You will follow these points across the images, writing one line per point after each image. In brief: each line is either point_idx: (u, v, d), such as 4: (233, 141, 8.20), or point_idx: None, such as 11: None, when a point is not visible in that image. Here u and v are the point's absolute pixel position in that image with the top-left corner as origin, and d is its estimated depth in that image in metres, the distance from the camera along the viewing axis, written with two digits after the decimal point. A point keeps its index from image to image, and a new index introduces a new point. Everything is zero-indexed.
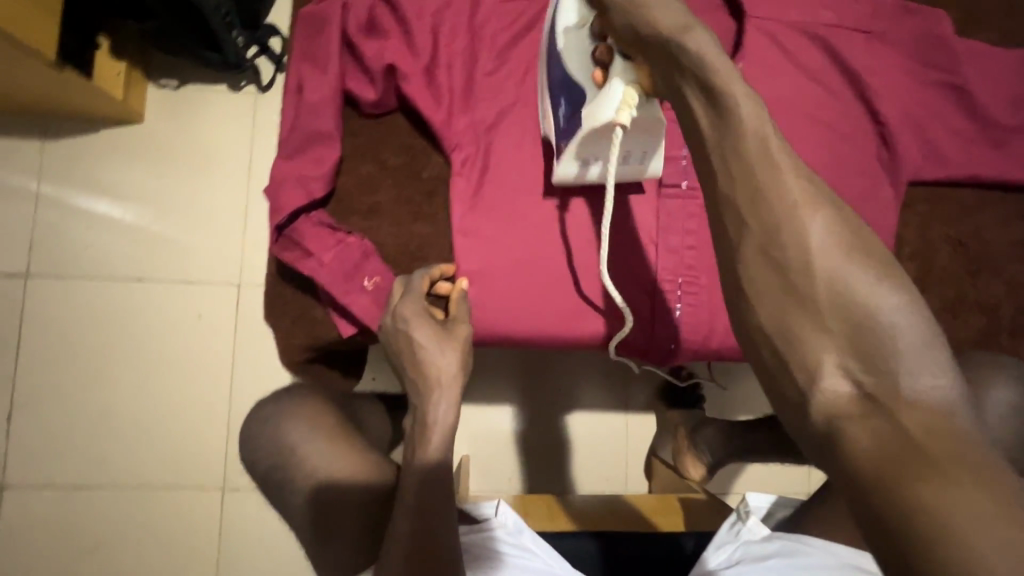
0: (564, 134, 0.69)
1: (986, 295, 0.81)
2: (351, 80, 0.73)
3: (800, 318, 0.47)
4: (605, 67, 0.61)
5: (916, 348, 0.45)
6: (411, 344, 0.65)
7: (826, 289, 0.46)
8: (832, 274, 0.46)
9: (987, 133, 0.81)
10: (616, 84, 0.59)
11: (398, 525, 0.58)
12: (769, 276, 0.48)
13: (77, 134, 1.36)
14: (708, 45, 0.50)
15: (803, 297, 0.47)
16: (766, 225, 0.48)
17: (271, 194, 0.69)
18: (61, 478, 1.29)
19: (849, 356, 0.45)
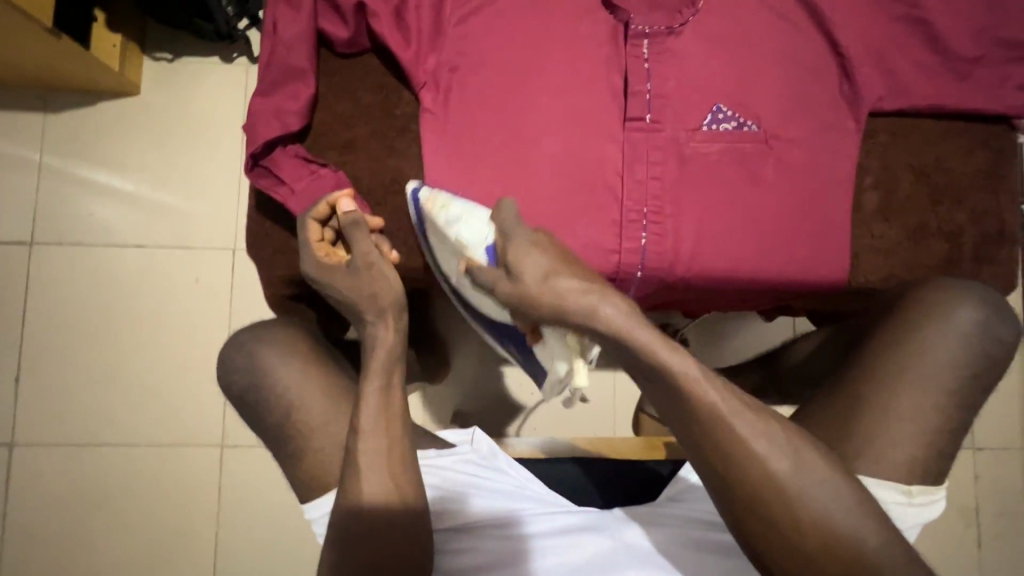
0: (517, 348, 0.82)
1: (949, 223, 0.82)
2: (325, 20, 0.76)
3: (789, 556, 0.57)
4: (533, 332, 0.69)
5: (890, 551, 0.56)
6: (332, 298, 0.70)
7: (809, 527, 0.56)
8: (815, 522, 0.56)
9: (949, 64, 0.82)
10: (552, 358, 0.68)
11: (354, 443, 0.64)
12: (748, 508, 0.58)
13: (77, 106, 1.41)
14: (613, 317, 0.59)
15: (798, 548, 0.56)
16: (753, 496, 0.57)
17: (248, 127, 0.72)
18: (68, 436, 1.35)
19: None
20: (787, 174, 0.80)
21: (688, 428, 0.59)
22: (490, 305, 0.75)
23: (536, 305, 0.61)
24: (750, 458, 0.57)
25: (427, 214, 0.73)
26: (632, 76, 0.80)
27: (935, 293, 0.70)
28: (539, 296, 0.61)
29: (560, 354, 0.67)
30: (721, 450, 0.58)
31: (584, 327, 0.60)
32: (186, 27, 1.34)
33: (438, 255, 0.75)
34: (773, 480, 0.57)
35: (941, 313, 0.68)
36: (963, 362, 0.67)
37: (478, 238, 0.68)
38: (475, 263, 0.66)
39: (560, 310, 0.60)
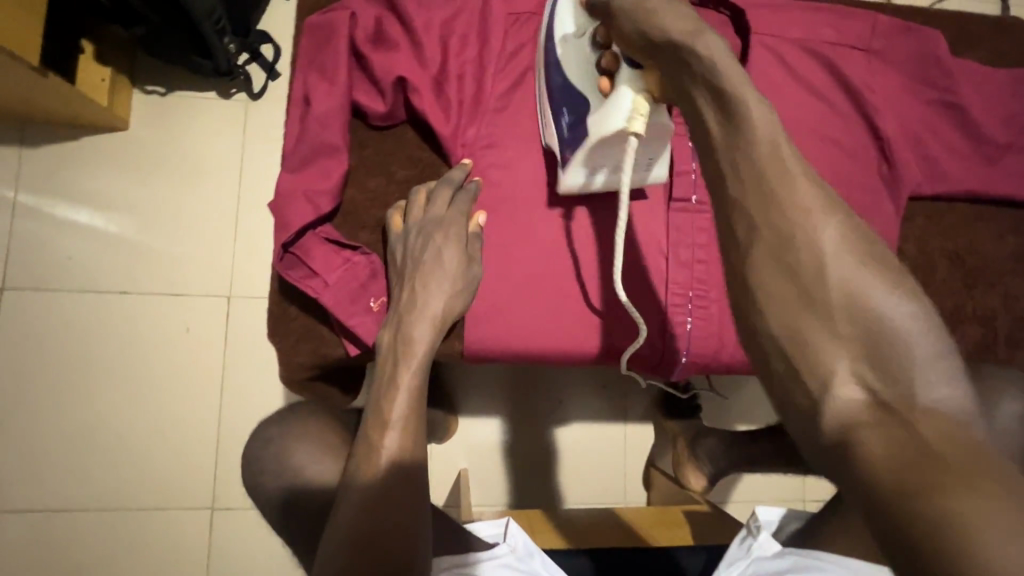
0: (568, 143, 0.68)
1: (983, 307, 0.83)
2: (360, 93, 0.73)
3: (807, 318, 0.46)
4: (611, 73, 0.60)
5: (932, 359, 0.44)
6: (399, 328, 0.64)
7: (846, 305, 0.45)
8: (844, 278, 0.46)
9: (981, 151, 0.83)
10: (624, 91, 0.58)
11: (378, 436, 0.57)
12: (787, 287, 0.47)
13: (58, 140, 1.31)
14: (717, 48, 0.49)
15: (813, 300, 0.46)
16: (782, 236, 0.47)
17: (277, 209, 0.67)
18: (39, 500, 1.23)
19: (862, 362, 0.44)
20: None
21: (729, 147, 0.49)
22: (581, 54, 0.64)
23: (648, 18, 0.52)
24: (798, 215, 0.48)
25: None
26: (678, 153, 0.78)
27: (978, 383, 0.72)
28: (659, 7, 0.52)
29: (631, 85, 0.57)
30: (767, 188, 0.48)
31: (674, 47, 0.50)
32: (184, 63, 1.27)
33: (563, 10, 0.67)
34: (846, 278, 0.46)
35: (989, 404, 0.69)
36: (1014, 458, 0.66)
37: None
38: None
39: (664, 25, 0.51)
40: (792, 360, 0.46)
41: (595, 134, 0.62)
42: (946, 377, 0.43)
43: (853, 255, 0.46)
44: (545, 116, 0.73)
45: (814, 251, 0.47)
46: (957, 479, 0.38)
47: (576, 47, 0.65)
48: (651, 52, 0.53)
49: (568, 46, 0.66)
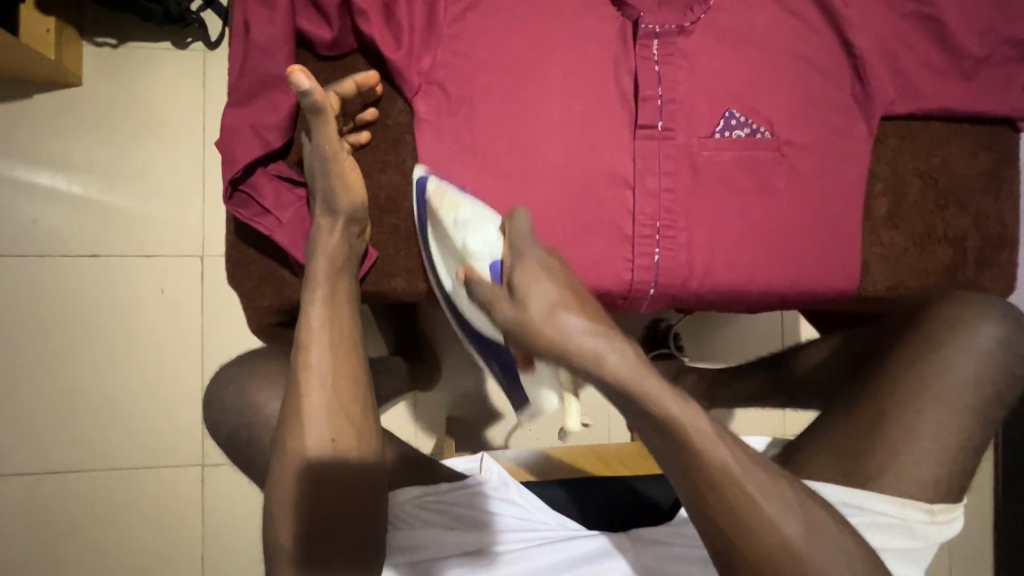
0: (510, 384, 0.72)
1: (954, 229, 0.82)
2: (306, 20, 0.69)
3: (726, 534, 0.56)
4: (525, 358, 0.61)
5: (809, 528, 0.56)
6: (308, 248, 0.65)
7: (737, 497, 0.55)
8: (732, 477, 0.55)
9: (958, 65, 0.80)
10: (548, 388, 0.60)
11: (299, 358, 0.60)
12: (697, 485, 0.56)
13: (8, 98, 1.25)
14: (617, 364, 0.53)
15: (716, 501, 0.55)
16: (686, 446, 0.55)
17: (224, 145, 0.65)
18: (30, 464, 1.25)
19: (759, 541, 0.55)
20: (800, 183, 0.78)
21: (671, 449, 0.56)
22: (480, 316, 0.66)
23: (539, 342, 0.54)
24: (744, 494, 0.55)
25: (434, 218, 0.68)
26: (643, 76, 0.75)
27: (957, 307, 0.70)
28: (541, 328, 0.54)
29: (552, 381, 0.59)
30: (690, 462, 0.55)
31: (587, 371, 0.54)
32: (132, 10, 1.20)
33: (439, 262, 0.70)
34: (733, 472, 0.55)
35: (963, 328, 0.68)
36: (984, 380, 0.67)
37: (485, 252, 0.61)
38: (475, 276, 0.59)
39: (569, 355, 0.53)
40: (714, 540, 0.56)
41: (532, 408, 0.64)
42: (822, 543, 0.56)
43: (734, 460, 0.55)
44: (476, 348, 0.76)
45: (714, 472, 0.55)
46: None
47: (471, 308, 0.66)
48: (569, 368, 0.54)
49: (460, 296, 0.68)
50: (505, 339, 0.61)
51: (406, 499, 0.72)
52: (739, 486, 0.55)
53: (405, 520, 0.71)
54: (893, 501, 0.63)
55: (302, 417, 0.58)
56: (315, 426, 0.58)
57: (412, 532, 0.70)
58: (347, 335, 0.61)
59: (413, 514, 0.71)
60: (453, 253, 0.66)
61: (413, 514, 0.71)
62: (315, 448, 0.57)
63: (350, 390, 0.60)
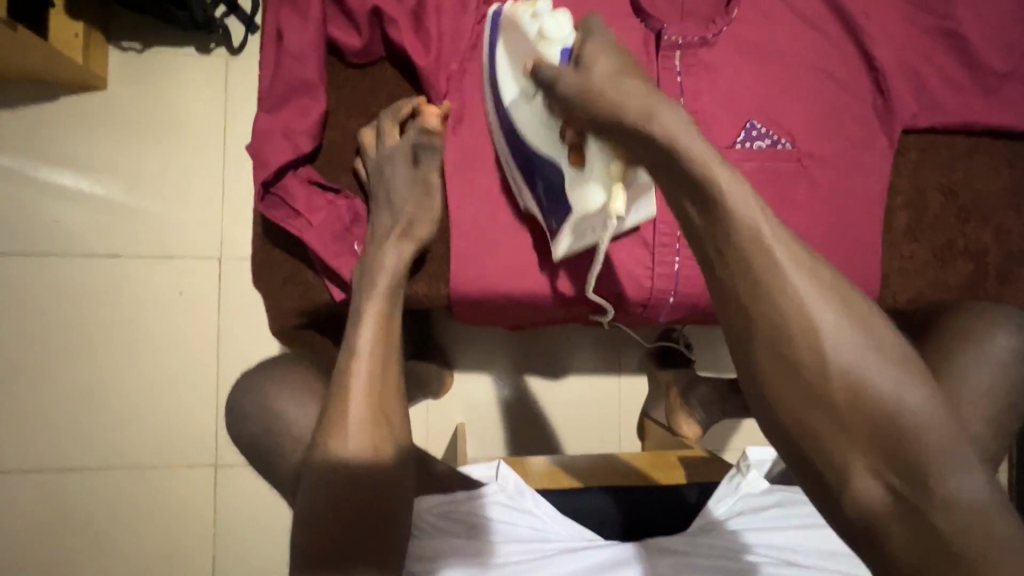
0: (550, 210, 0.67)
1: (974, 242, 0.82)
2: (336, 28, 0.71)
3: (818, 417, 0.44)
4: (578, 150, 0.57)
5: (941, 437, 0.44)
6: (366, 263, 0.64)
7: (849, 390, 0.44)
8: (847, 370, 0.44)
9: (978, 80, 0.80)
10: (595, 178, 0.55)
11: (347, 363, 0.58)
12: (794, 389, 0.45)
13: (36, 100, 1.27)
14: (676, 126, 0.45)
15: (823, 400, 0.44)
16: (778, 335, 0.44)
17: (255, 150, 0.66)
18: (46, 460, 1.26)
19: (877, 458, 0.44)
20: (820, 194, 0.78)
21: (772, 342, 0.45)
22: (538, 123, 0.62)
23: (592, 102, 0.48)
24: (859, 386, 0.44)
25: (508, 24, 0.64)
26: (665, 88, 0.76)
27: (966, 320, 0.70)
28: (603, 89, 0.48)
29: (601, 175, 0.55)
30: (791, 346, 0.44)
31: (628, 128, 0.47)
32: (159, 16, 1.23)
33: (504, 75, 0.65)
34: (853, 360, 0.44)
35: (980, 340, 0.68)
36: (1002, 392, 0.66)
37: (556, 34, 0.57)
38: (544, 62, 0.55)
39: (614, 104, 0.48)
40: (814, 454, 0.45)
41: (579, 213, 0.60)
42: (953, 462, 0.44)
43: (851, 336, 0.44)
44: (518, 186, 0.71)
45: (812, 335, 0.44)
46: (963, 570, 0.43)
47: (529, 112, 0.62)
48: (616, 139, 0.49)
49: (519, 107, 0.64)
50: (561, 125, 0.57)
51: (427, 507, 0.73)
52: (854, 379, 0.44)
53: (428, 530, 0.71)
54: None
55: (343, 426, 0.56)
56: (356, 436, 0.56)
57: (434, 542, 0.70)
58: (392, 349, 0.60)
59: (434, 523, 0.72)
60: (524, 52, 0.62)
61: (435, 524, 0.72)
62: (354, 457, 0.56)
63: (393, 401, 0.59)
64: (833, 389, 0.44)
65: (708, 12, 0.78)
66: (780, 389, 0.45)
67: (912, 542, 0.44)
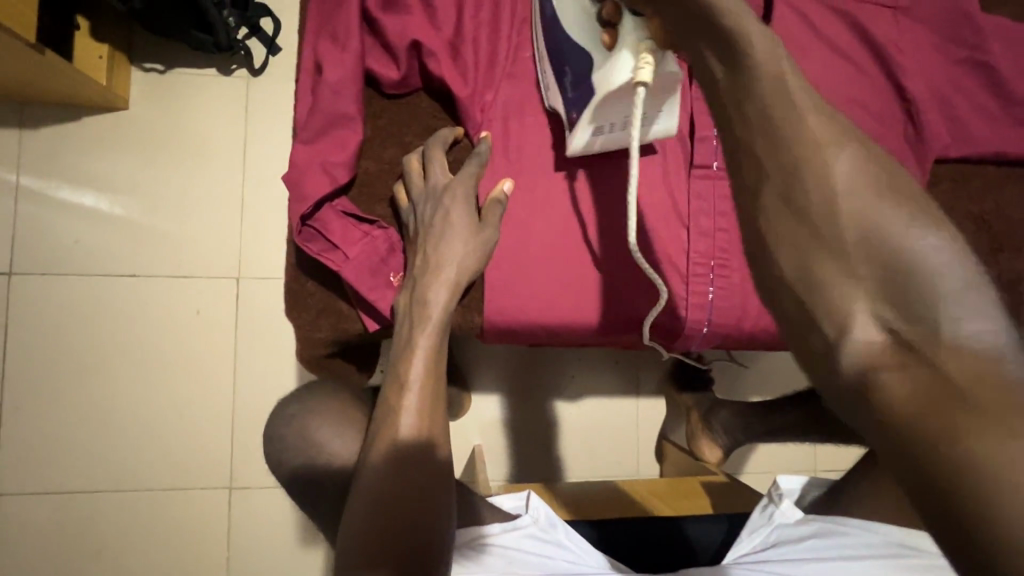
0: (573, 102, 0.67)
1: (1009, 272, 0.81)
2: (373, 60, 0.71)
3: (819, 253, 0.44)
4: (613, 27, 0.57)
5: (952, 289, 0.42)
6: (415, 295, 0.64)
7: (856, 229, 0.44)
8: (854, 211, 0.44)
9: (1009, 111, 0.80)
10: (626, 52, 0.56)
11: (397, 399, 0.59)
12: (797, 230, 0.45)
13: (59, 121, 1.28)
14: None
15: (822, 236, 0.44)
16: (789, 174, 0.46)
17: (293, 181, 0.66)
18: (60, 482, 1.24)
19: (879, 301, 0.43)
20: None
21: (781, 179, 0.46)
22: (581, 19, 0.62)
23: None
24: (867, 230, 0.43)
25: None
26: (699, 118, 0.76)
27: None
28: None
29: (631, 46, 0.55)
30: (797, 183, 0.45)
31: None
32: (183, 39, 1.23)
33: None
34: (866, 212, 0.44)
35: None
36: None
37: None
38: None
39: None
40: (807, 289, 0.45)
41: (597, 95, 0.61)
42: (969, 307, 0.41)
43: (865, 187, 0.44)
44: (549, 90, 0.71)
45: (825, 173, 0.45)
46: (970, 410, 0.39)
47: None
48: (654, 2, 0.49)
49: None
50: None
51: (464, 539, 0.72)
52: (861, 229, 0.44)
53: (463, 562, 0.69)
54: None
55: (394, 464, 0.56)
56: (405, 474, 0.56)
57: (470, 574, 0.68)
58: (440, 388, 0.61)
59: (470, 556, 0.70)
60: None
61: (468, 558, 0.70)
62: (404, 496, 0.55)
63: (440, 438, 0.60)
64: (842, 231, 0.44)
65: None
66: (783, 233, 0.46)
67: (913, 390, 0.41)
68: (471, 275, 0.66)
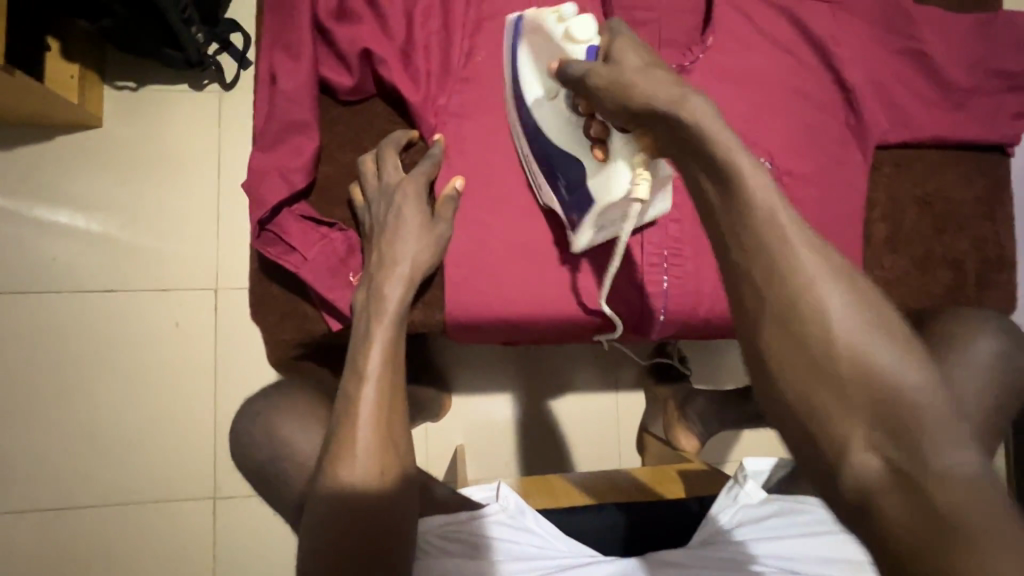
0: (572, 204, 0.69)
1: (953, 251, 0.85)
2: (327, 68, 0.74)
3: (819, 383, 0.44)
4: (602, 142, 0.59)
5: (942, 419, 0.42)
6: (370, 291, 0.65)
7: (849, 358, 0.43)
8: (849, 341, 0.44)
9: (946, 96, 0.84)
10: (620, 163, 0.58)
11: (355, 391, 0.59)
12: (794, 352, 0.45)
13: (34, 141, 1.29)
14: (704, 114, 0.47)
15: (820, 364, 0.44)
16: (789, 298, 0.45)
17: (251, 187, 0.69)
18: (44, 500, 1.25)
19: (875, 429, 0.43)
20: (802, 211, 0.80)
21: (775, 301, 0.45)
22: (563, 117, 0.64)
23: (626, 90, 0.51)
24: (859, 358, 0.43)
25: (530, 29, 0.65)
26: None
27: (954, 326, 0.72)
28: (635, 79, 0.50)
29: (627, 161, 0.57)
30: (792, 308, 0.45)
31: (666, 120, 0.49)
32: (153, 56, 1.25)
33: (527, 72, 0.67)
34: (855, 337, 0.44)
35: (962, 344, 0.71)
36: (985, 393, 0.68)
37: (583, 34, 0.57)
38: (571, 58, 0.57)
39: (644, 93, 0.49)
40: (808, 412, 0.44)
41: (598, 205, 0.63)
42: (953, 437, 0.42)
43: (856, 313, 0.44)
44: (542, 185, 0.73)
45: (813, 297, 0.45)
46: (963, 544, 0.39)
47: (551, 111, 0.65)
48: (641, 123, 0.51)
49: (543, 108, 0.66)
50: (587, 113, 0.59)
51: (431, 527, 0.73)
52: (853, 356, 0.43)
53: (430, 550, 0.71)
54: None
55: (352, 455, 0.57)
56: (364, 464, 0.57)
57: (437, 561, 0.69)
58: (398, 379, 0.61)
59: (437, 542, 0.72)
60: (544, 51, 0.64)
61: (434, 545, 0.71)
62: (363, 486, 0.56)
63: (400, 428, 0.60)
64: (838, 367, 0.44)
65: (684, 41, 0.82)
66: (783, 358, 0.45)
67: (908, 518, 0.41)
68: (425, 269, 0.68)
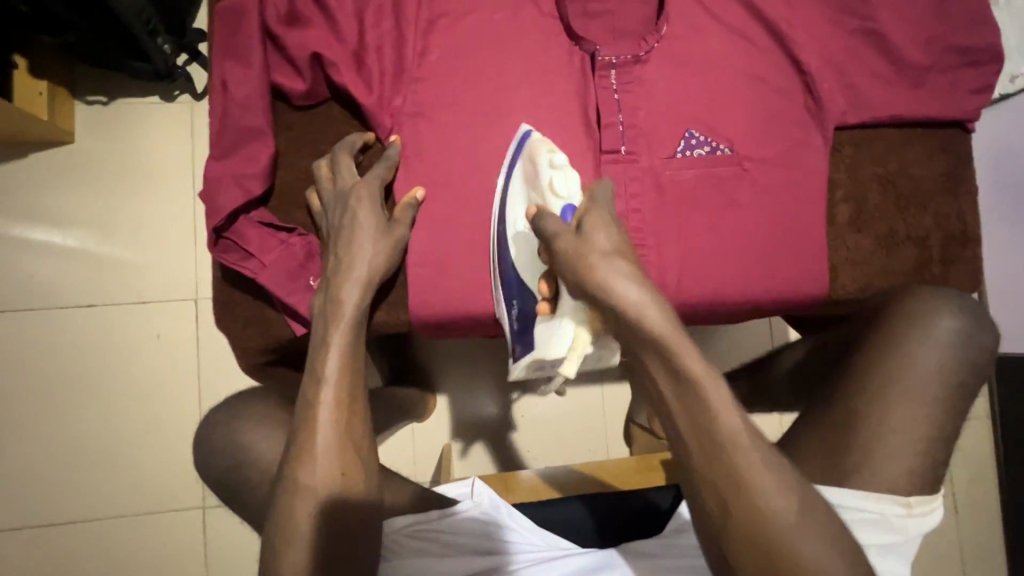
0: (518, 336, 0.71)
1: (916, 229, 0.85)
2: (280, 74, 0.74)
3: (715, 498, 0.54)
4: (552, 295, 0.65)
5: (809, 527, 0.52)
6: (327, 295, 0.66)
7: (740, 480, 0.53)
8: (737, 464, 0.53)
9: (903, 74, 0.84)
10: (563, 322, 0.62)
11: (314, 395, 0.60)
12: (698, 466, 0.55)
13: (7, 159, 1.30)
14: (647, 310, 0.54)
15: (716, 481, 0.54)
16: (697, 427, 0.54)
17: (208, 196, 0.69)
18: (33, 516, 1.25)
19: (756, 535, 0.52)
20: (763, 195, 0.81)
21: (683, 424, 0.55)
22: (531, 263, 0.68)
23: (585, 271, 0.57)
24: (747, 480, 0.53)
25: (527, 156, 0.70)
26: (603, 107, 0.79)
27: (914, 304, 0.72)
28: (592, 264, 0.56)
29: (570, 321, 0.61)
30: (694, 432, 0.54)
31: (609, 305, 0.55)
32: (121, 69, 1.25)
33: (511, 205, 0.71)
34: (746, 461, 0.53)
35: (922, 321, 0.70)
36: (949, 371, 0.68)
37: (564, 192, 0.64)
38: (546, 211, 0.62)
39: (605, 287, 0.55)
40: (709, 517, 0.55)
41: (536, 356, 0.65)
42: (814, 538, 0.52)
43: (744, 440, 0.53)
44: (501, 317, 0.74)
45: (710, 421, 0.54)
46: None
47: (521, 245, 0.69)
48: (596, 304, 0.57)
49: (518, 241, 0.70)
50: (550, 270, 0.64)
51: (397, 528, 0.72)
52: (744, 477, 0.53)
53: (400, 550, 0.71)
54: (870, 495, 0.64)
55: (312, 458, 0.57)
56: (325, 465, 0.57)
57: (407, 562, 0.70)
58: (358, 379, 0.62)
59: (406, 542, 0.72)
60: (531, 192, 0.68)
61: (401, 547, 0.72)
62: (323, 486, 0.57)
63: (361, 427, 0.61)
64: (730, 486, 0.53)
65: (638, 32, 0.82)
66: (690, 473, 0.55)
67: None
68: (382, 270, 0.68)
